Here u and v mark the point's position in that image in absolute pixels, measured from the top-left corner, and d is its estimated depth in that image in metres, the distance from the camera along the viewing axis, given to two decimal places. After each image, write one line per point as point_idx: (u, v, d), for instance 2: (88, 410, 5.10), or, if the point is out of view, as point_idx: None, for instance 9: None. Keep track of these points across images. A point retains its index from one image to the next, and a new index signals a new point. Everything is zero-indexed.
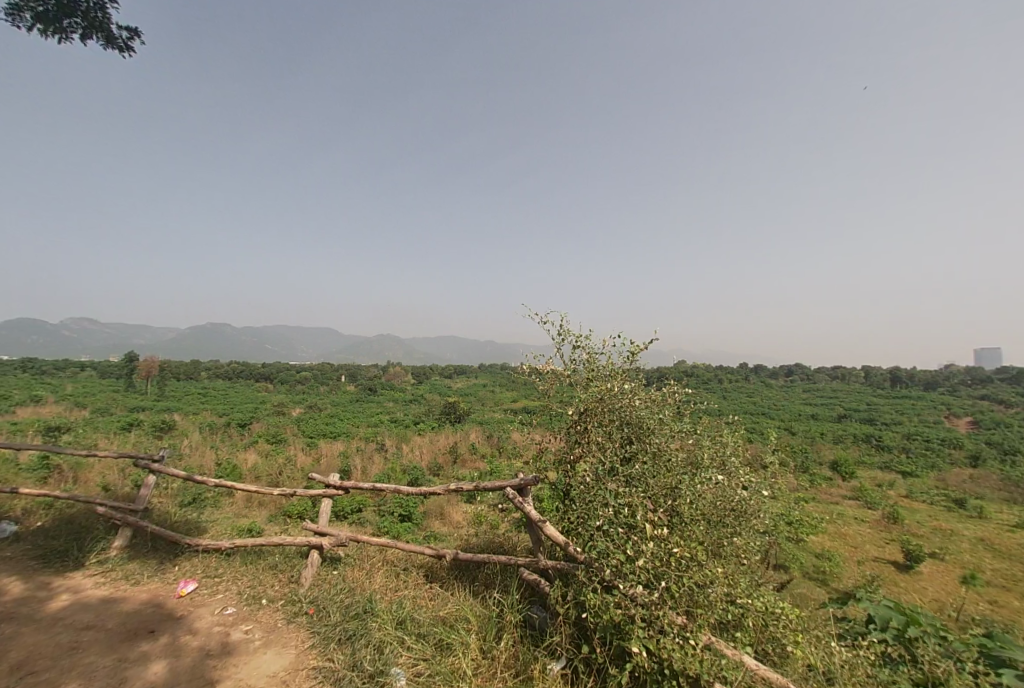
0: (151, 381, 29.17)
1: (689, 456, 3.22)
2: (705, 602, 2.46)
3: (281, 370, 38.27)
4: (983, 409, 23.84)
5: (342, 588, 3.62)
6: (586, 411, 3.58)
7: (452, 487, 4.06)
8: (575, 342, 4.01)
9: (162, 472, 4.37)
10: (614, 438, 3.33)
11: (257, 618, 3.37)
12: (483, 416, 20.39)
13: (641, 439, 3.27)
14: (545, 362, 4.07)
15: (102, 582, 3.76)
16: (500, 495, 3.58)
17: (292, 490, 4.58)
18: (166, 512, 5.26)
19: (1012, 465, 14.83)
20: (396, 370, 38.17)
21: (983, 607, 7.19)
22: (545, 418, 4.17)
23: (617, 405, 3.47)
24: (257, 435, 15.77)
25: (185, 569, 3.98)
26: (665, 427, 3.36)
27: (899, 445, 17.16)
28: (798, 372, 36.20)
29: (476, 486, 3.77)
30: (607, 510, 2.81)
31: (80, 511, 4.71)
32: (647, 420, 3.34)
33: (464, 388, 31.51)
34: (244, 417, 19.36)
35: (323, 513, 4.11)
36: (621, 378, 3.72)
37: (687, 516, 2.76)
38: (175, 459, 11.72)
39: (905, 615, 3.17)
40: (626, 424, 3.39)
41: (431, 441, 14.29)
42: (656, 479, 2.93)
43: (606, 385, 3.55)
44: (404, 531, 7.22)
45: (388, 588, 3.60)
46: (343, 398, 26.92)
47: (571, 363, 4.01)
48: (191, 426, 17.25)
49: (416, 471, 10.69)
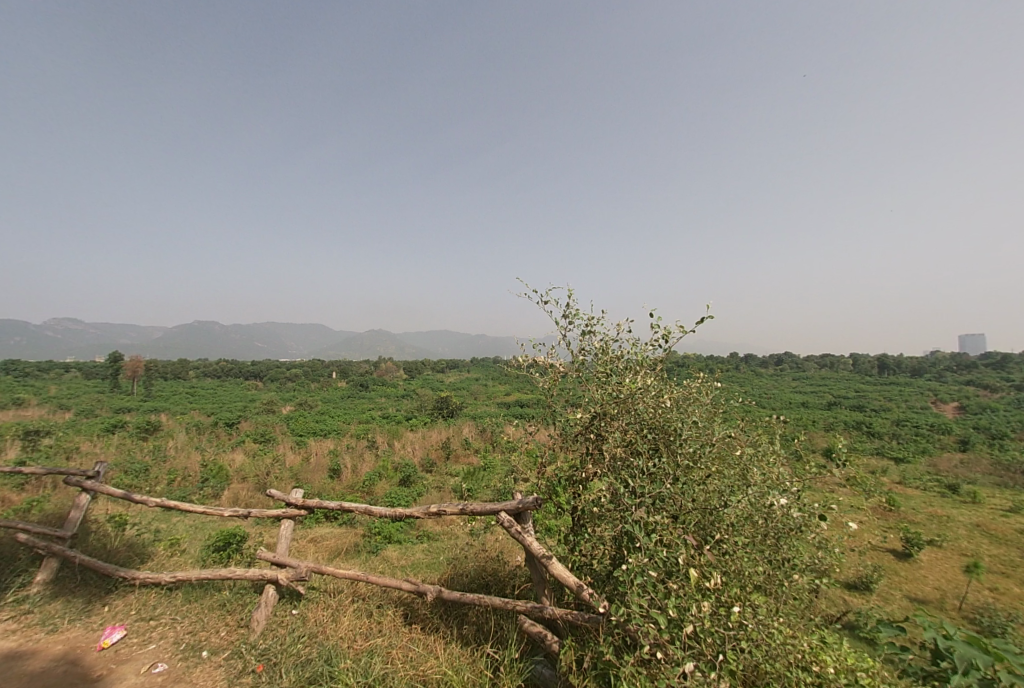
0: (138, 381, 28.60)
1: (730, 466, 3.00)
2: (765, 668, 2.35)
3: (272, 367, 37.69)
4: (970, 393, 23.99)
5: (301, 636, 3.32)
6: (602, 414, 3.28)
7: (431, 511, 3.73)
8: (587, 330, 3.72)
9: (94, 494, 4.15)
10: (641, 446, 3.03)
11: (191, 678, 3.06)
12: (476, 410, 20.18)
13: (672, 448, 2.99)
14: (547, 351, 3.77)
15: (13, 630, 3.47)
16: (494, 520, 3.25)
17: (248, 511, 4.24)
18: (109, 535, 4.98)
19: (1001, 450, 14.84)
20: (388, 364, 37.75)
21: (985, 595, 7.07)
22: (547, 418, 3.81)
23: (641, 407, 3.15)
24: (244, 433, 15.39)
25: (117, 611, 3.70)
26: (699, 430, 3.08)
27: (889, 432, 17.16)
28: (788, 360, 36.38)
29: (466, 508, 3.45)
30: (642, 554, 2.56)
31: (5, 539, 4.46)
32: (678, 424, 3.03)
33: (457, 382, 31.26)
34: (233, 416, 18.96)
35: (283, 541, 3.79)
36: (644, 371, 3.42)
37: (733, 551, 2.62)
38: (158, 461, 11.38)
39: (991, 655, 2.88)
40: (651, 430, 3.08)
41: (423, 436, 14.05)
42: (696, 505, 2.73)
43: (627, 381, 3.26)
44: (396, 530, 6.99)
45: (356, 634, 3.31)
46: (336, 395, 26.58)
47: (582, 352, 3.69)
48: (178, 426, 16.92)
49: (407, 467, 10.38)
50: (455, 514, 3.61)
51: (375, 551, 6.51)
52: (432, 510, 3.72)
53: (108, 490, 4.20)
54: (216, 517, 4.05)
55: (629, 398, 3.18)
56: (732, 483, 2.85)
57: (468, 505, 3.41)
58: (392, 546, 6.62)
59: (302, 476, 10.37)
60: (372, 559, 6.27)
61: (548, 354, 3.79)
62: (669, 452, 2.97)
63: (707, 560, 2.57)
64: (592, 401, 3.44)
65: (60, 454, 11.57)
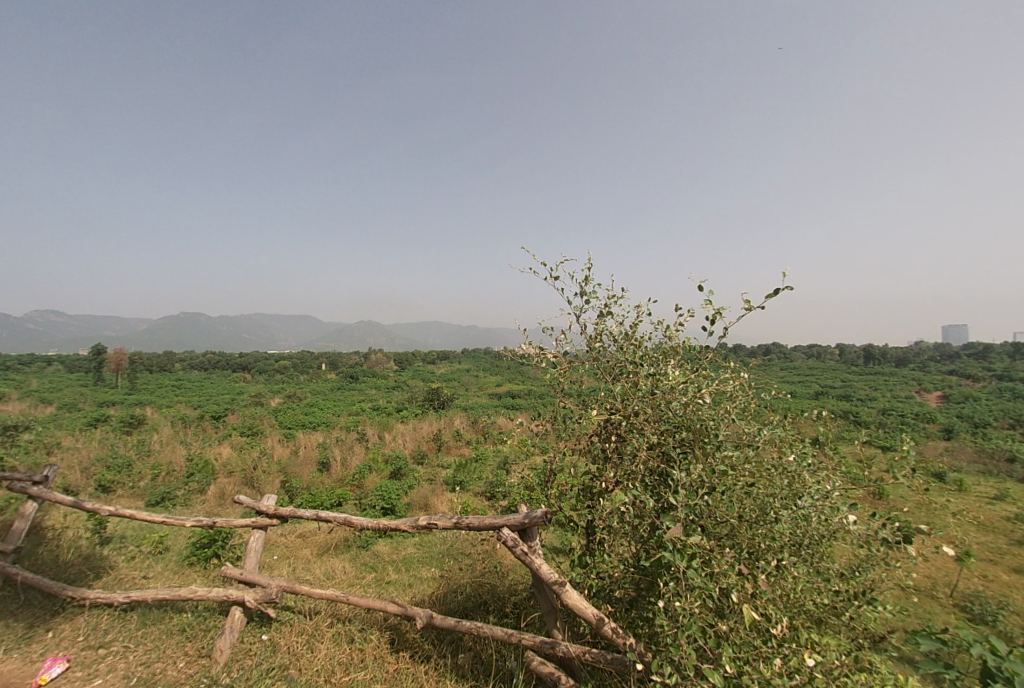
0: (123, 374, 27.92)
1: (770, 468, 2.85)
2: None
3: (260, 358, 37.13)
4: (952, 382, 24.36)
5: (271, 669, 3.16)
6: (623, 412, 3.01)
7: (419, 524, 3.52)
8: (604, 311, 3.30)
9: (45, 498, 4.13)
10: (671, 449, 2.81)
11: None
12: (467, 401, 20.05)
13: (705, 451, 2.78)
14: (558, 339, 3.38)
15: None
16: (495, 537, 3.07)
17: (211, 520, 4.00)
18: (63, 546, 4.83)
19: (984, 438, 15.02)
20: (378, 356, 37.41)
21: (975, 581, 7.11)
22: (557, 413, 3.53)
23: (668, 404, 2.89)
24: (231, 426, 15.12)
25: (62, 638, 3.50)
26: (733, 429, 2.87)
27: (875, 420, 17.31)
28: (776, 351, 36.70)
29: (462, 522, 3.24)
30: (695, 592, 2.43)
31: None
32: (713, 426, 2.77)
33: (448, 373, 31.07)
34: (220, 408, 18.64)
35: (252, 560, 3.69)
36: (671, 362, 3.09)
37: (784, 574, 2.61)
38: (142, 455, 11.11)
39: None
40: (682, 429, 2.84)
41: (414, 428, 13.90)
42: (739, 520, 2.65)
43: (650, 377, 3.00)
44: None
45: (337, 665, 3.16)
46: (325, 387, 26.30)
47: (599, 336, 3.35)
48: (163, 419, 16.60)
49: (397, 460, 10.20)
50: (447, 527, 3.41)
51: (366, 545, 6.36)
52: (421, 523, 3.51)
53: (54, 498, 4.12)
54: (181, 526, 3.84)
55: (654, 395, 2.91)
56: (778, 493, 2.73)
57: (464, 518, 3.18)
58: (383, 541, 6.51)
59: (292, 469, 10.15)
60: (362, 554, 6.11)
61: (558, 342, 3.38)
62: (704, 457, 2.76)
63: (759, 589, 2.54)
64: (608, 393, 3.21)
65: (40, 448, 11.28)
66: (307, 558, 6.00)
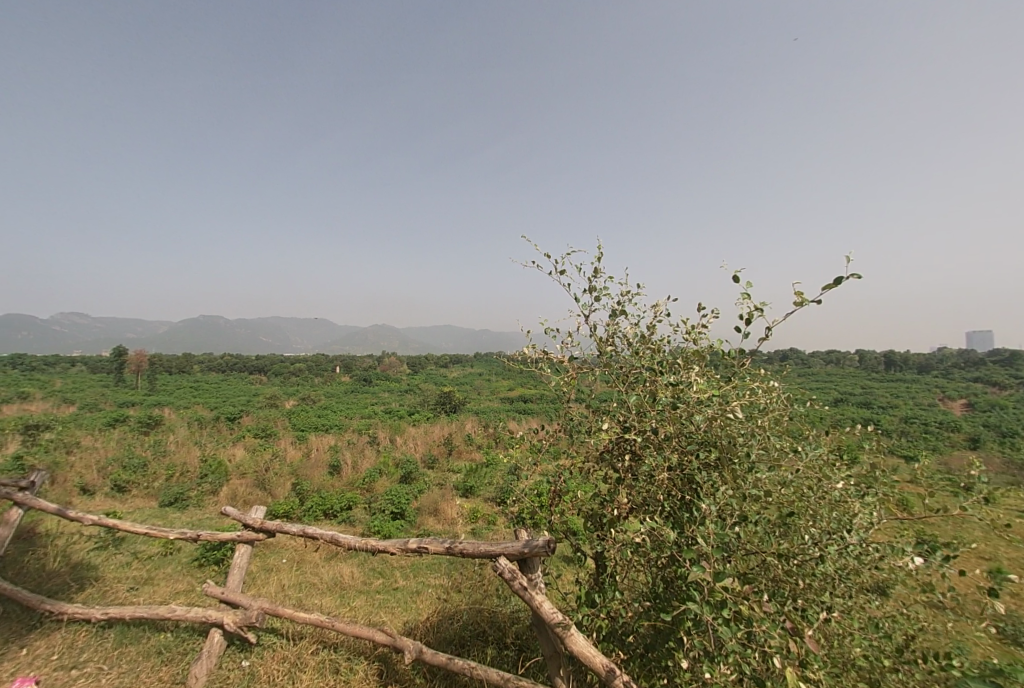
0: (143, 375, 28.42)
1: (807, 493, 2.68)
2: None
3: (276, 361, 37.51)
4: (978, 390, 23.54)
5: None
6: (640, 429, 2.86)
7: (409, 548, 3.39)
8: (616, 312, 3.17)
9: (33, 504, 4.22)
10: (696, 472, 2.64)
11: None
12: (478, 405, 19.97)
13: (735, 474, 2.64)
14: (563, 343, 3.31)
15: None
16: (490, 566, 2.93)
17: (196, 533, 3.98)
18: (57, 553, 4.85)
19: (1012, 449, 14.43)
20: (391, 359, 37.57)
21: (1007, 600, 6.77)
22: (565, 422, 3.42)
23: (690, 420, 2.73)
24: (245, 428, 15.28)
25: (36, 655, 3.45)
26: (765, 447, 2.74)
27: (897, 429, 16.77)
28: (793, 356, 35.99)
29: (457, 549, 3.09)
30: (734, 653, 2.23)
31: None
32: (743, 444, 2.64)
33: (460, 377, 31.05)
34: (235, 410, 18.84)
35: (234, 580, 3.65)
36: (691, 370, 2.94)
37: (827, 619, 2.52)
38: (157, 455, 11.22)
39: None
40: (707, 448, 2.70)
41: (425, 431, 13.84)
42: (775, 556, 2.50)
43: (668, 387, 2.82)
44: (395, 530, 7.03)
45: None
46: (338, 390, 26.44)
47: (610, 338, 3.22)
48: (180, 420, 16.85)
49: (408, 463, 10.13)
50: (438, 552, 3.27)
51: None
52: (410, 547, 3.38)
53: (39, 505, 4.20)
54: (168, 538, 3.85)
55: (672, 408, 2.76)
56: (825, 527, 2.58)
57: (459, 546, 3.04)
58: None
59: (302, 471, 10.16)
60: (371, 558, 6.02)
61: (563, 345, 3.32)
62: (734, 480, 2.61)
63: (804, 647, 2.34)
64: (620, 401, 3.12)
65: (60, 446, 11.51)
66: (316, 563, 5.94)
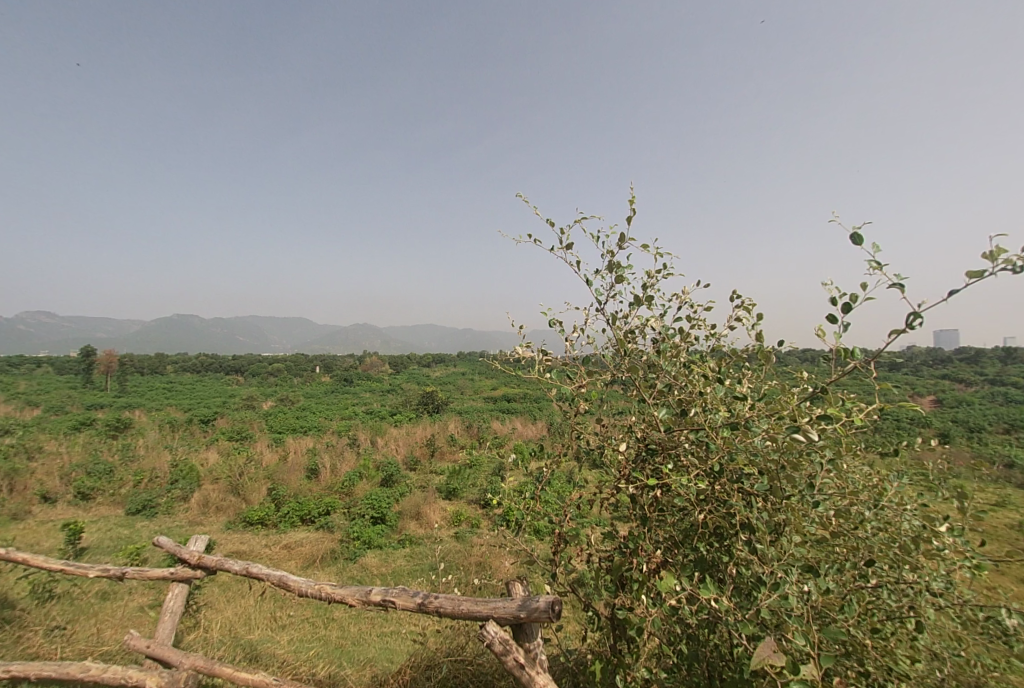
0: (112, 377, 27.25)
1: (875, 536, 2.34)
2: None
3: (252, 361, 36.41)
4: (945, 387, 24.28)
5: None
6: (673, 454, 2.38)
7: (373, 600, 2.85)
8: (643, 300, 2.52)
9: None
10: (750, 513, 2.15)
11: None
12: (462, 405, 19.75)
13: (800, 513, 2.17)
14: (570, 336, 2.82)
15: None
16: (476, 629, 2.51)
17: (137, 569, 3.64)
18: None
19: (980, 443, 14.83)
20: (372, 358, 36.93)
21: None
22: (575, 441, 2.86)
23: (741, 435, 2.16)
24: (220, 431, 14.74)
25: None
26: (831, 475, 2.27)
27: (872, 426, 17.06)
28: None
29: (442, 609, 2.68)
30: None
31: None
32: (812, 482, 2.12)
33: (442, 377, 30.73)
34: (209, 412, 18.17)
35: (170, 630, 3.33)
36: (735, 378, 2.45)
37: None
38: (124, 460, 10.67)
39: None
40: (756, 476, 2.18)
41: (407, 432, 13.53)
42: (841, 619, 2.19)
43: (709, 397, 2.35)
44: (376, 536, 6.78)
45: None
46: (319, 390, 25.84)
47: (633, 333, 2.70)
48: (151, 422, 16.12)
49: (389, 466, 9.82)
50: (408, 606, 2.80)
51: (353, 557, 6.29)
52: (372, 598, 2.85)
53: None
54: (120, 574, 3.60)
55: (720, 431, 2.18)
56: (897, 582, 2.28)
57: (445, 606, 2.67)
58: (372, 552, 6.41)
59: (279, 475, 9.77)
60: (350, 567, 6.05)
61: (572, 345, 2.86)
62: (800, 522, 2.16)
63: None
64: (639, 412, 2.64)
65: (19, 451, 10.86)
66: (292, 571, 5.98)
